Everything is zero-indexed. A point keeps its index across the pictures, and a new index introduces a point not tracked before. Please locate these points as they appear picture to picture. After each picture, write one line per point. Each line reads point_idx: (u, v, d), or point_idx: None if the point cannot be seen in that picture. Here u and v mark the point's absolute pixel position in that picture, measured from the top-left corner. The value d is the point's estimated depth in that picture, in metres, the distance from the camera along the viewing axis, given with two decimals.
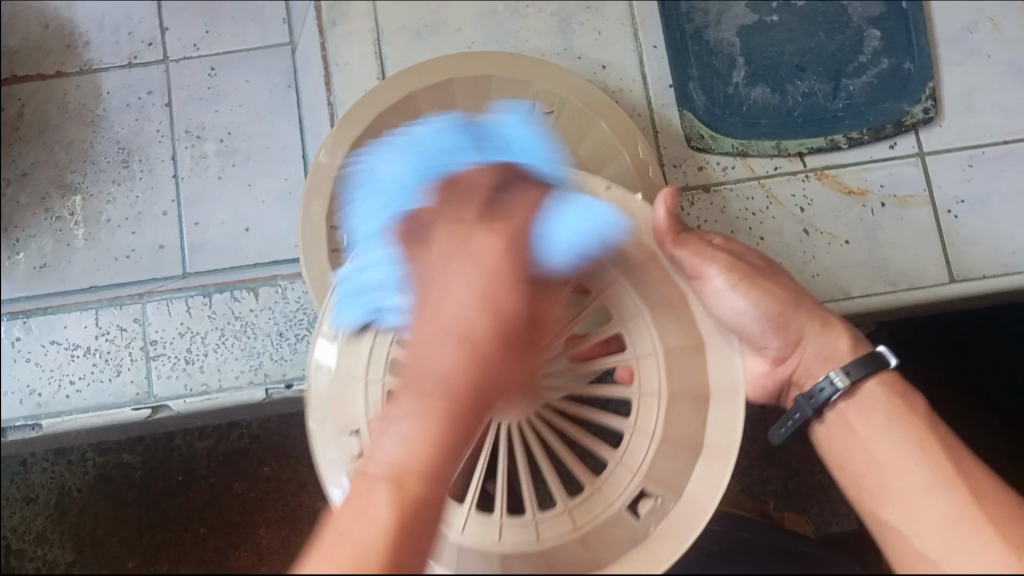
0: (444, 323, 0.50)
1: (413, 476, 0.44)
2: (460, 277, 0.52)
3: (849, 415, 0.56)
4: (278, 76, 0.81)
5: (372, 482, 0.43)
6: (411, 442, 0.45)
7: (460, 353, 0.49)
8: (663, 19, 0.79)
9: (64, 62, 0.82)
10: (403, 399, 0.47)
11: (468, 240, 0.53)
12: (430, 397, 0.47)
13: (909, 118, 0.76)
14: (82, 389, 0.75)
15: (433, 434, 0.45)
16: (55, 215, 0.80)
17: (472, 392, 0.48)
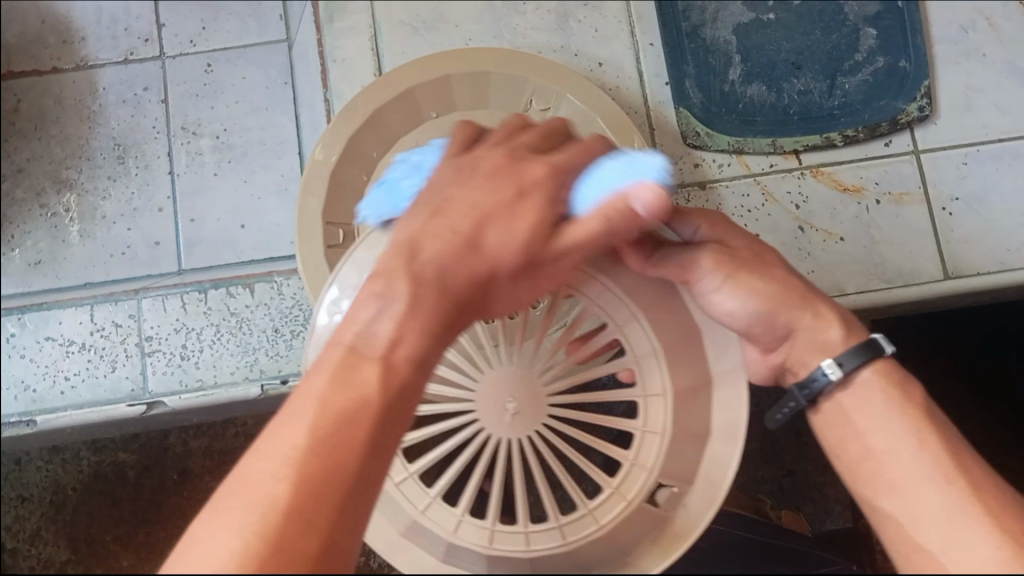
0: (444, 204, 0.43)
1: (400, 359, 0.38)
2: (463, 182, 0.44)
3: (843, 409, 0.49)
4: (274, 73, 0.81)
5: (361, 360, 0.38)
6: (400, 326, 0.39)
7: (456, 236, 0.41)
8: (660, 16, 0.79)
9: (59, 57, 0.82)
10: (383, 277, 0.40)
11: (472, 165, 0.45)
12: (403, 277, 0.40)
13: (905, 116, 0.76)
14: (77, 386, 0.75)
15: (419, 323, 0.39)
16: (50, 211, 0.80)
17: (464, 280, 0.41)
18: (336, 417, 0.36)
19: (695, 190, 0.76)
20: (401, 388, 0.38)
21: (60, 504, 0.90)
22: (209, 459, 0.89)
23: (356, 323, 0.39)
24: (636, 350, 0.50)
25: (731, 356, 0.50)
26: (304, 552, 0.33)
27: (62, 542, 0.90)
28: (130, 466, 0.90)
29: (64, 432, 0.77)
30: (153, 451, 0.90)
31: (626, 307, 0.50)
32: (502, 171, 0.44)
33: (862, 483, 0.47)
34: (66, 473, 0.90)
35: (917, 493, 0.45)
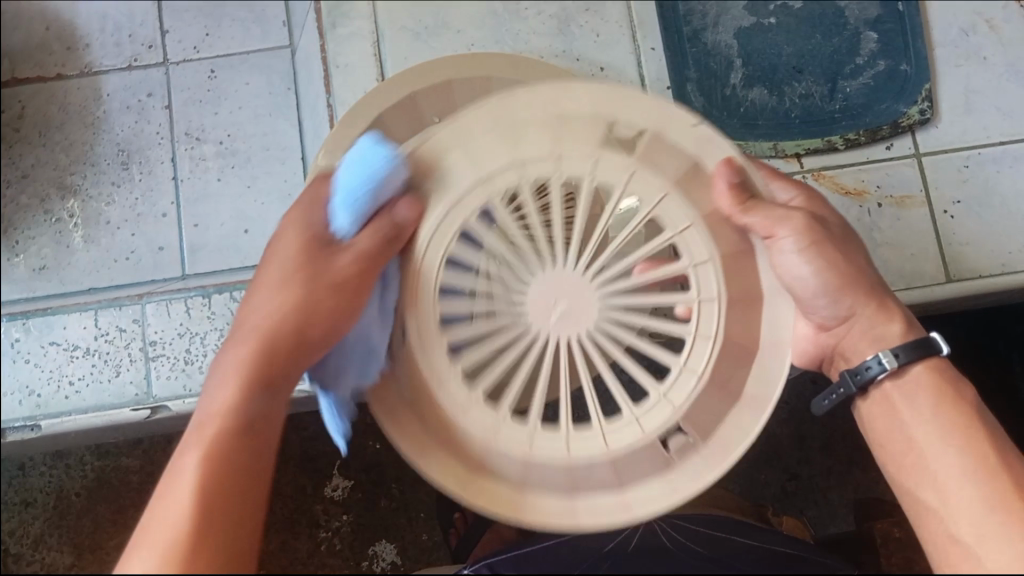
0: (264, 278, 0.53)
1: (219, 412, 0.48)
2: (267, 266, 0.53)
3: (892, 394, 0.54)
4: (277, 78, 0.81)
5: (189, 448, 0.46)
6: (230, 386, 0.48)
7: (269, 300, 0.51)
8: (661, 20, 0.80)
9: (63, 64, 0.83)
10: (226, 348, 0.52)
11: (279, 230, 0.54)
12: (237, 345, 0.51)
13: (905, 119, 0.77)
14: (82, 390, 0.75)
15: (235, 392, 0.48)
16: (55, 216, 0.80)
17: (265, 334, 0.50)
18: (175, 479, 0.45)
19: None
20: (237, 431, 0.47)
21: (64, 510, 0.90)
22: None
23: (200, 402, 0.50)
24: (701, 291, 0.48)
25: (784, 330, 0.50)
26: None
27: (66, 547, 0.90)
28: (133, 471, 0.90)
29: (69, 437, 0.78)
30: (158, 456, 0.91)
31: (710, 248, 0.48)
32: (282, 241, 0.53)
33: (905, 475, 0.53)
34: (70, 478, 0.90)
35: (955, 480, 0.50)
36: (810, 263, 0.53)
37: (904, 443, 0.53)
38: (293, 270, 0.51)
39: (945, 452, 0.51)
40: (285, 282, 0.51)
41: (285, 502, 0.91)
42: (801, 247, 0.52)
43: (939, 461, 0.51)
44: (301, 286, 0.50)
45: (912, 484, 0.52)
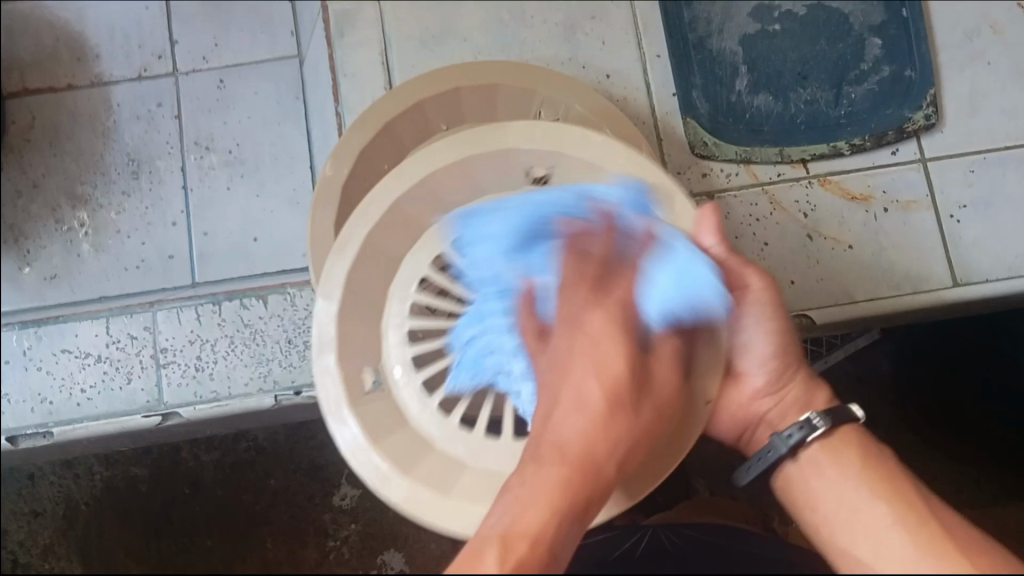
0: (557, 398, 0.46)
1: (523, 532, 0.40)
2: (583, 359, 0.46)
3: (823, 456, 0.54)
4: (286, 87, 0.82)
5: (484, 541, 0.40)
6: (558, 511, 0.41)
7: (578, 422, 0.44)
8: (666, 28, 0.80)
9: (74, 74, 0.83)
10: (522, 469, 0.43)
11: (579, 320, 0.48)
12: (531, 468, 0.43)
13: (911, 124, 0.77)
14: (93, 397, 0.75)
15: (550, 487, 0.42)
16: (65, 226, 0.80)
17: (588, 465, 0.43)
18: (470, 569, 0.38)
19: (703, 199, 0.77)
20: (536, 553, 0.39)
21: (72, 519, 0.91)
22: (221, 473, 0.92)
23: (490, 521, 0.42)
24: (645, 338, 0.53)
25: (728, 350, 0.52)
26: None
27: (75, 556, 0.90)
28: (142, 480, 0.91)
29: (78, 443, 0.78)
30: (167, 465, 0.91)
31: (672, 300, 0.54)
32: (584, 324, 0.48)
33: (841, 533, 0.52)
34: (80, 488, 0.91)
35: (887, 529, 0.50)
36: (764, 326, 0.55)
37: (841, 500, 0.52)
38: (594, 403, 0.45)
39: (877, 500, 0.51)
40: (604, 413, 0.44)
41: (292, 510, 0.91)
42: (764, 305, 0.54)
43: (871, 515, 0.51)
44: (626, 416, 0.45)
45: (849, 539, 0.51)
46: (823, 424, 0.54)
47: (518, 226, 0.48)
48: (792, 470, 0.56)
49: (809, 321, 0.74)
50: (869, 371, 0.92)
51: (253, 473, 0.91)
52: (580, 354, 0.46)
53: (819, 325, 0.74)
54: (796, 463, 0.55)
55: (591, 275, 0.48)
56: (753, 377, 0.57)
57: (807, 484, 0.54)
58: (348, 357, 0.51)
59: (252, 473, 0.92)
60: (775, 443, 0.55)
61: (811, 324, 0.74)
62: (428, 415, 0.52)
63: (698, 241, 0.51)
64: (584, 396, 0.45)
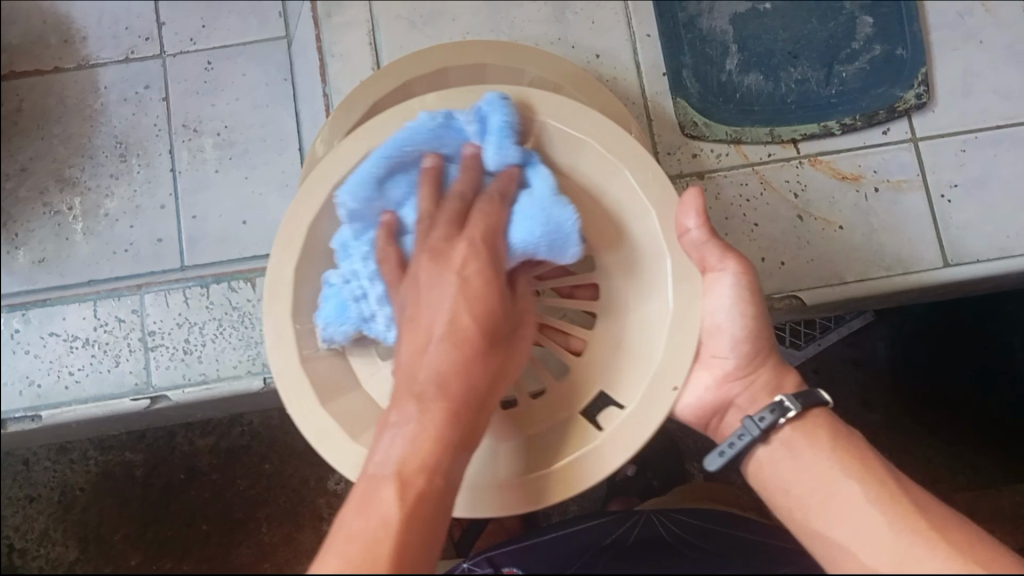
0: (427, 334, 0.45)
1: (418, 463, 0.42)
2: (433, 293, 0.46)
3: (794, 438, 0.56)
4: (274, 69, 0.81)
5: (377, 484, 0.41)
6: (426, 438, 0.43)
7: (448, 354, 0.44)
8: (657, 8, 0.80)
9: (61, 57, 0.83)
10: (400, 404, 0.44)
11: (445, 256, 0.48)
12: (414, 413, 0.43)
13: (902, 104, 0.77)
14: (82, 380, 0.75)
15: (432, 428, 0.43)
16: (54, 209, 0.79)
17: (467, 400, 0.44)
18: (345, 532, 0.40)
19: (693, 180, 0.76)
20: (417, 493, 0.41)
21: (68, 505, 0.88)
22: (217, 457, 0.92)
23: (378, 455, 0.43)
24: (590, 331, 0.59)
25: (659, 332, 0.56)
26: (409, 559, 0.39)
27: (70, 543, 0.82)
28: (138, 465, 0.90)
29: (68, 428, 0.77)
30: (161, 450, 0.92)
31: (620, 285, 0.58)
32: (434, 267, 0.47)
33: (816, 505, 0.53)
34: (75, 473, 0.91)
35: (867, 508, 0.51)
36: (734, 306, 0.57)
37: (809, 484, 0.53)
38: (449, 332, 0.45)
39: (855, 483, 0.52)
40: (471, 345, 0.45)
41: (288, 495, 0.87)
42: (738, 292, 0.57)
43: (848, 494, 0.52)
44: (489, 355, 0.46)
45: (823, 523, 0.52)
46: (795, 407, 0.56)
47: (408, 139, 0.54)
48: (763, 454, 0.57)
49: (799, 303, 0.74)
50: (864, 357, 0.93)
51: (248, 458, 0.90)
52: (443, 292, 0.46)
53: (810, 306, 0.74)
54: (767, 447, 0.56)
55: (459, 208, 0.51)
56: (724, 361, 0.59)
57: (774, 467, 0.56)
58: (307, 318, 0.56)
59: (248, 457, 0.91)
60: (747, 427, 0.56)
61: (800, 305, 0.74)
62: (374, 381, 0.57)
63: (680, 225, 0.55)
64: (445, 329, 0.45)
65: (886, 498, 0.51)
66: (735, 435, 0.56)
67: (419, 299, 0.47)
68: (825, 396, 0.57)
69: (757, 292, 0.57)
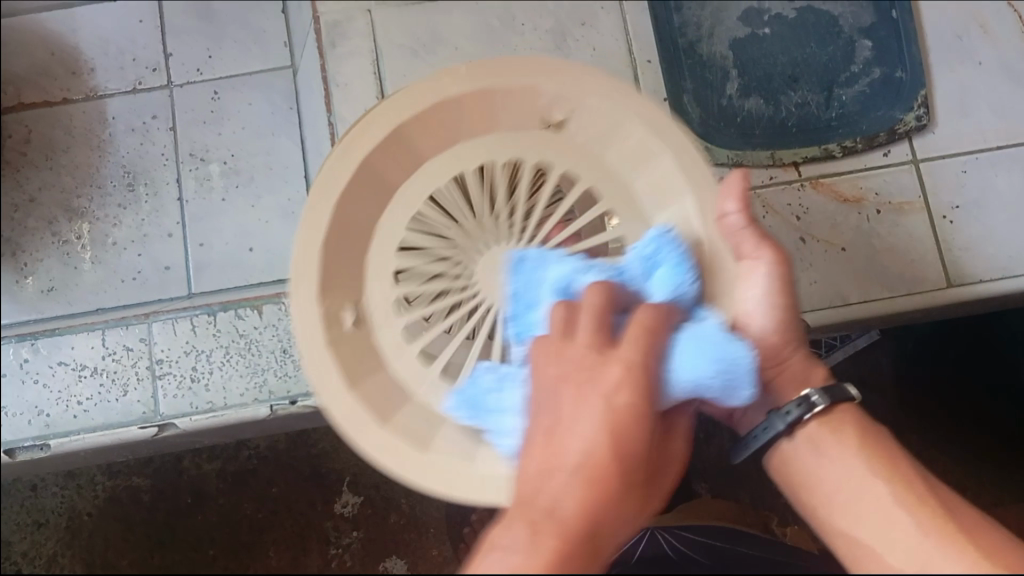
0: (558, 458, 0.41)
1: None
2: (581, 424, 0.41)
3: (820, 433, 0.54)
4: (280, 98, 0.83)
5: None
6: (531, 565, 0.37)
7: (578, 489, 0.39)
8: (657, 33, 0.80)
9: (69, 88, 0.84)
10: (511, 526, 0.39)
11: (596, 377, 0.42)
12: (530, 546, 0.38)
13: (902, 126, 0.77)
14: (89, 410, 0.75)
15: (537, 568, 0.37)
16: (63, 238, 0.81)
17: (591, 539, 0.39)
18: None
19: None
20: None
21: (75, 530, 0.88)
22: (224, 482, 0.89)
23: None
24: None
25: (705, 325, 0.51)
26: None
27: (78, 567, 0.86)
28: (144, 491, 0.89)
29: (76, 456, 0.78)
30: (167, 474, 0.89)
31: None
32: (587, 385, 0.42)
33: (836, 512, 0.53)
34: (81, 499, 0.88)
35: (888, 515, 0.50)
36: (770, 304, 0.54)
37: (835, 485, 0.53)
38: (587, 470, 0.40)
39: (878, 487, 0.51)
40: (601, 482, 0.39)
41: (293, 519, 0.87)
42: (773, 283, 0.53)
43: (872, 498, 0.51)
44: (622, 498, 0.40)
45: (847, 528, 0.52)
46: (824, 401, 0.54)
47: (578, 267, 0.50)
48: (786, 447, 0.56)
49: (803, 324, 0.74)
50: (869, 374, 0.90)
51: (254, 482, 0.89)
52: (598, 426, 0.41)
53: (813, 327, 0.74)
54: (790, 442, 0.55)
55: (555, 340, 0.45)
56: (757, 362, 0.56)
57: (798, 467, 0.55)
58: (331, 299, 0.53)
59: (254, 481, 0.89)
60: (771, 422, 0.55)
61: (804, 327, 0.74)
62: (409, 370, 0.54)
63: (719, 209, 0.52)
64: (582, 459, 0.40)
65: (913, 502, 0.50)
66: (761, 428, 0.56)
67: (562, 415, 0.42)
68: (854, 391, 0.55)
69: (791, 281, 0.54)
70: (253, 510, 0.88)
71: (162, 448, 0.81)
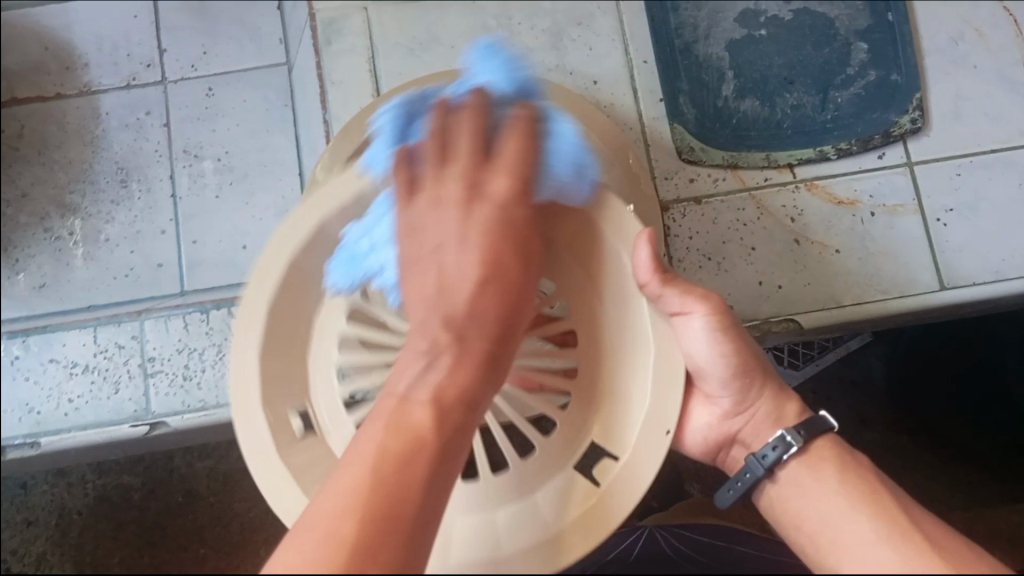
0: (461, 272, 0.51)
1: (447, 395, 0.46)
2: (466, 247, 0.52)
3: (801, 473, 0.55)
4: (274, 94, 0.82)
5: (410, 406, 0.45)
6: (449, 360, 0.47)
7: (476, 299, 0.50)
8: (653, 35, 0.80)
9: (62, 83, 0.84)
10: (429, 341, 0.49)
11: (474, 203, 0.53)
12: (447, 348, 0.48)
13: (897, 128, 0.77)
14: (81, 407, 0.75)
15: (460, 363, 0.48)
16: (55, 234, 0.81)
17: (490, 338, 0.50)
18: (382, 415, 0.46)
19: (691, 206, 0.76)
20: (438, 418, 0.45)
21: (66, 528, 0.87)
22: (214, 481, 0.87)
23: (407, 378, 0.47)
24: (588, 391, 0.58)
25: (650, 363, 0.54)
26: (404, 498, 0.41)
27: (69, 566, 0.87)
28: (134, 489, 0.88)
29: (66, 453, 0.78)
30: (157, 472, 0.88)
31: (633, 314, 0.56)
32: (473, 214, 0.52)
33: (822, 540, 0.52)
34: (71, 497, 0.88)
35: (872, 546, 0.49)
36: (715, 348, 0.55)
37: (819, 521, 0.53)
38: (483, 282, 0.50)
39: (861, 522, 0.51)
40: (496, 286, 0.51)
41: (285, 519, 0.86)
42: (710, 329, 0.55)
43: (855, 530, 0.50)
44: (513, 302, 0.51)
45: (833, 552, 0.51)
46: (797, 441, 0.55)
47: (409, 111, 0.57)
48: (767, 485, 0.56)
49: (796, 326, 0.74)
50: (861, 376, 0.91)
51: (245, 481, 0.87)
52: (486, 238, 0.52)
53: (806, 329, 0.74)
54: (774, 485, 0.56)
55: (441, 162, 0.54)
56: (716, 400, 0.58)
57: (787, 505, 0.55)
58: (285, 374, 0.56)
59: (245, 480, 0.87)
60: (751, 465, 0.56)
61: (798, 328, 0.74)
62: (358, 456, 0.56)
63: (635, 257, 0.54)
64: (480, 272, 0.51)
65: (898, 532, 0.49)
66: (744, 472, 0.57)
67: (438, 228, 0.53)
68: (831, 421, 0.56)
69: (730, 329, 0.55)
70: (246, 509, 0.87)
71: (154, 446, 0.80)
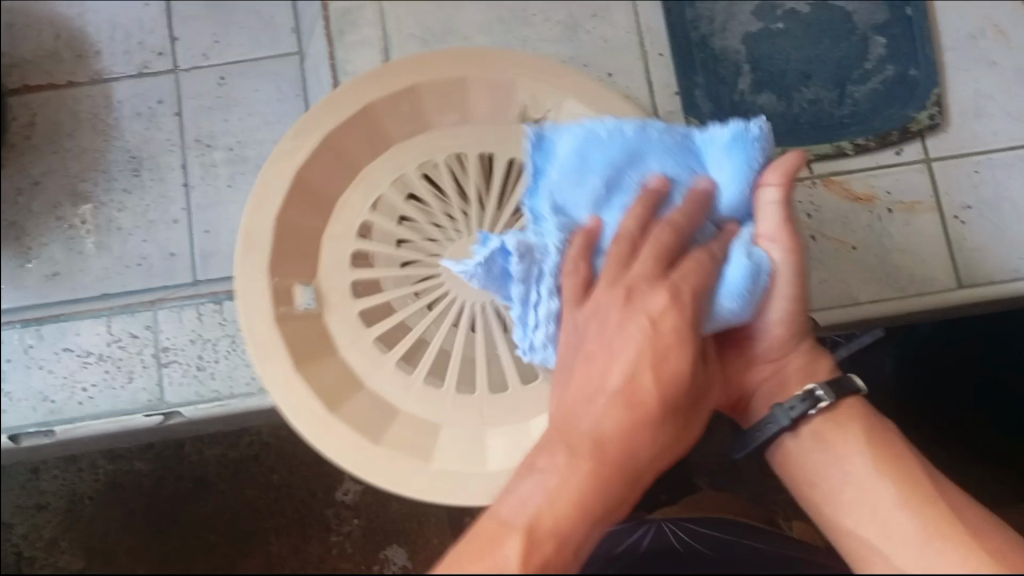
0: (604, 385, 0.45)
1: (558, 512, 0.41)
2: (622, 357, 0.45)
3: (825, 434, 0.55)
4: (287, 84, 0.82)
5: (506, 530, 0.41)
6: (579, 473, 0.42)
7: (619, 415, 0.44)
8: (669, 27, 0.80)
9: (75, 71, 0.84)
10: (554, 450, 0.44)
11: (635, 297, 0.47)
12: (580, 455, 0.43)
13: (915, 125, 0.77)
14: (95, 396, 0.75)
15: (584, 479, 0.42)
16: (68, 223, 0.81)
17: (628, 462, 0.44)
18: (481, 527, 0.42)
19: None
20: (535, 544, 0.40)
21: (77, 515, 0.87)
22: (224, 466, 0.88)
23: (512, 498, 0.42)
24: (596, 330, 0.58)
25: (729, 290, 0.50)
26: None
27: (80, 551, 0.87)
28: (145, 475, 0.88)
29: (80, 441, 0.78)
30: (169, 459, 0.88)
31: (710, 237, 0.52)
32: (630, 309, 0.47)
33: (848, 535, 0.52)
34: (81, 482, 0.87)
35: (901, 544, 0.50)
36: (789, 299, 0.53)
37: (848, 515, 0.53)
38: (628, 395, 0.44)
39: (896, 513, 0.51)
40: (635, 406, 0.44)
41: (296, 506, 0.88)
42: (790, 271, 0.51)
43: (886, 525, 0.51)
44: (663, 427, 0.45)
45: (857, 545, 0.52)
46: (827, 395, 0.54)
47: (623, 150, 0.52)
48: (789, 468, 0.56)
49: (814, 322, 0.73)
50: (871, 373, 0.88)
51: (256, 469, 0.88)
52: (637, 340, 0.45)
53: (822, 325, 0.74)
54: (796, 438, 0.55)
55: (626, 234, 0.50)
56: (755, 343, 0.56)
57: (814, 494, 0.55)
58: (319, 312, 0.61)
59: (255, 468, 0.88)
60: (776, 416, 0.55)
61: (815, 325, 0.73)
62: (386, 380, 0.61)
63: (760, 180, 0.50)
64: (619, 385, 0.45)
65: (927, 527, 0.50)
66: (762, 425, 0.56)
67: (602, 325, 0.47)
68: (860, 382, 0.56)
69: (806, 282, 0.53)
70: (258, 496, 0.88)
71: (168, 436, 0.81)
